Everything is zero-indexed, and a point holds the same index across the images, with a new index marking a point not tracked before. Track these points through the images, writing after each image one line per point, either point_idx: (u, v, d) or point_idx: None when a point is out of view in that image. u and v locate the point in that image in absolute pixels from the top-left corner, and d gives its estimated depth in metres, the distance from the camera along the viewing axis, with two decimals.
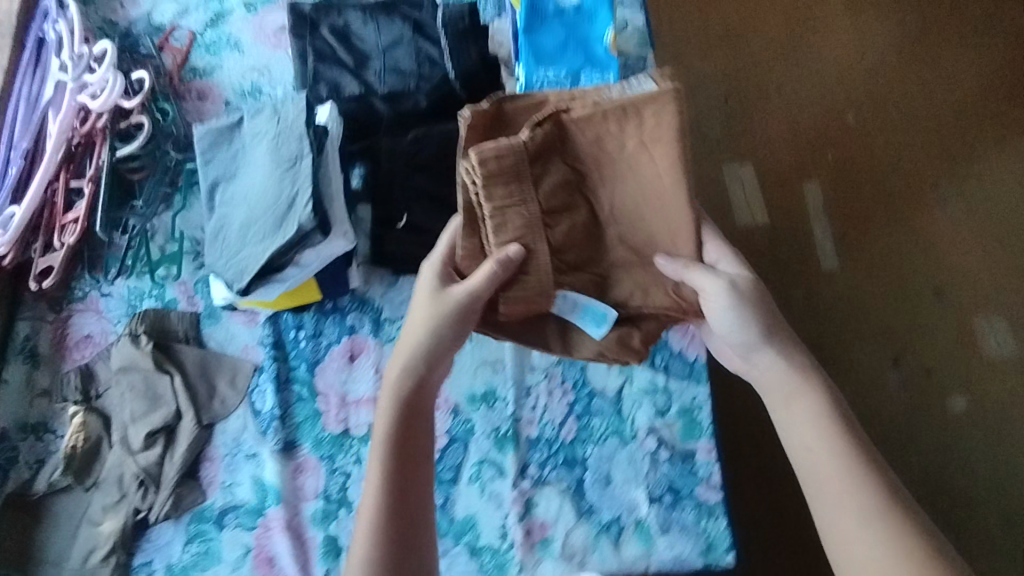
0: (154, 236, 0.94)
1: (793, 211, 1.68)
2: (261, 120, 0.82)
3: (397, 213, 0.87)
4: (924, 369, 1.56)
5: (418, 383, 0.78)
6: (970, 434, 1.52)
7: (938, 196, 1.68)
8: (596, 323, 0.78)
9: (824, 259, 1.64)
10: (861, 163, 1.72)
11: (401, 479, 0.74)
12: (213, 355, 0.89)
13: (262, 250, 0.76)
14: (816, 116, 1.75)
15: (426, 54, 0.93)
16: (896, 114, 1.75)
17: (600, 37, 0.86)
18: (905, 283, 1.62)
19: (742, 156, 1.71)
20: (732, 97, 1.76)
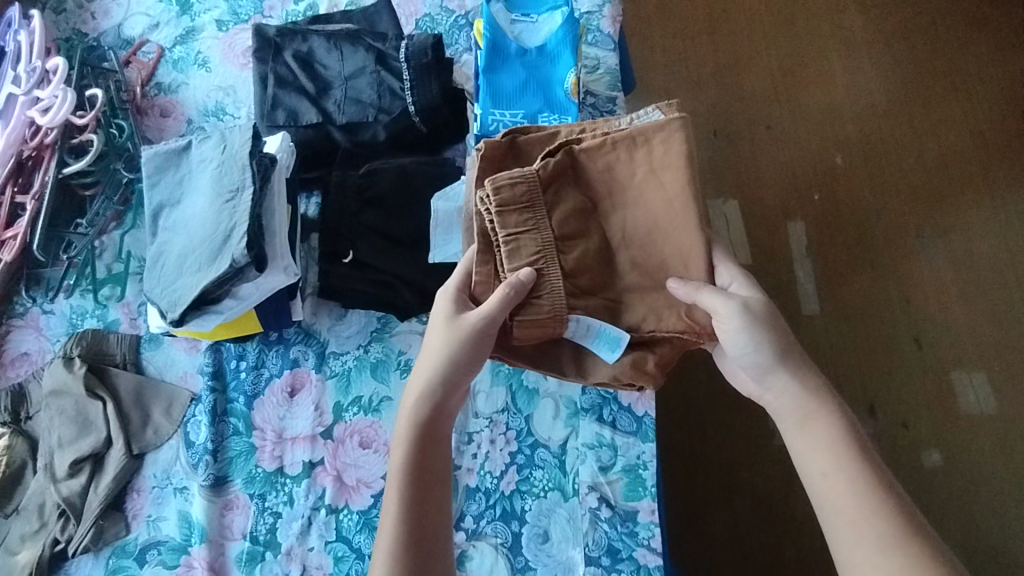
0: (101, 255, 0.93)
1: (777, 252, 1.66)
2: (207, 147, 0.80)
3: (343, 248, 0.85)
4: (900, 421, 1.52)
5: (435, 408, 0.75)
6: (946, 493, 1.46)
7: (922, 245, 1.66)
8: (610, 346, 0.77)
9: (805, 304, 1.61)
10: (846, 206, 1.70)
11: (420, 507, 0.71)
12: (150, 382, 0.86)
13: (196, 282, 0.74)
14: (804, 156, 1.74)
15: (388, 85, 0.91)
16: (885, 158, 1.73)
17: (562, 80, 0.86)
18: (885, 332, 1.59)
19: (728, 192, 1.71)
20: (720, 132, 1.75)
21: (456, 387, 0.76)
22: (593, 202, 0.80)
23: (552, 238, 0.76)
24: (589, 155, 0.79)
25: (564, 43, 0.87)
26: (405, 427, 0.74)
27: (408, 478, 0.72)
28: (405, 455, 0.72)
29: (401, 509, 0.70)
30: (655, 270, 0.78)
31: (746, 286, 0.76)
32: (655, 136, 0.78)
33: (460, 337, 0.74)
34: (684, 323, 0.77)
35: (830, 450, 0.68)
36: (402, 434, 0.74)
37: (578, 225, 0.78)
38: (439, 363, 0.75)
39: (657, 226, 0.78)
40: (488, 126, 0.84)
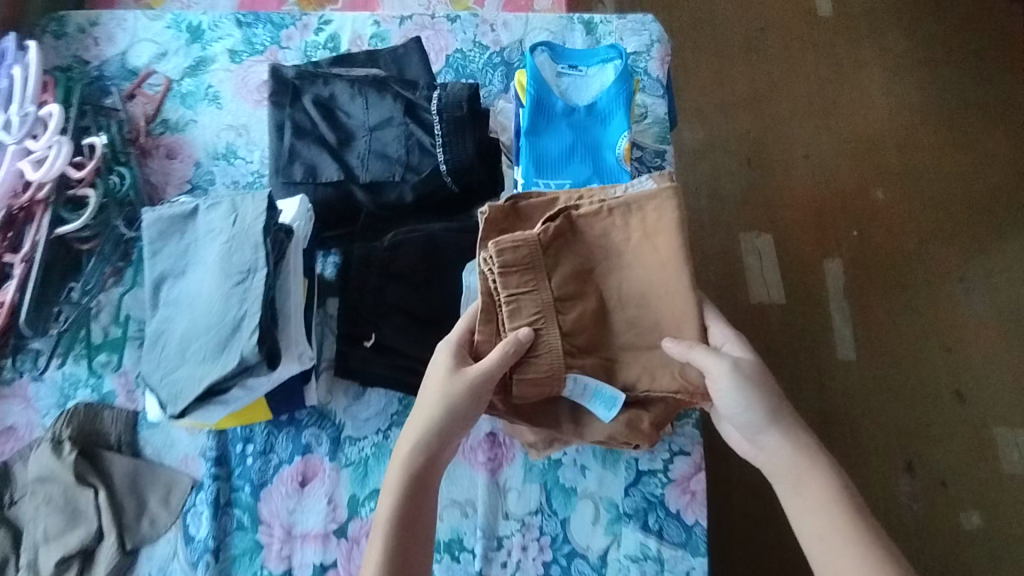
0: (97, 315, 0.84)
1: (812, 295, 1.50)
2: (217, 216, 0.71)
3: (364, 330, 0.75)
4: (938, 479, 1.37)
5: (430, 462, 0.68)
6: (987, 561, 1.32)
7: (965, 288, 1.52)
8: (605, 405, 0.68)
9: (838, 347, 1.47)
10: (885, 244, 1.55)
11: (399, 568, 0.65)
12: (147, 467, 0.78)
13: (201, 375, 0.65)
14: (842, 188, 1.59)
15: (417, 140, 0.82)
16: (928, 194, 1.59)
17: (613, 144, 0.76)
18: (926, 382, 1.44)
19: (761, 225, 1.55)
20: (754, 161, 1.60)
21: (450, 436, 0.68)
22: (588, 264, 0.69)
23: (551, 299, 0.67)
24: (587, 221, 0.69)
25: (616, 101, 0.77)
26: (393, 480, 0.67)
27: (390, 535, 0.65)
28: (391, 510, 0.66)
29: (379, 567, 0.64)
30: (646, 331, 0.69)
31: (737, 343, 0.68)
32: (651, 204, 0.68)
33: (459, 389, 0.66)
34: (677, 383, 0.67)
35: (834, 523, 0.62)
36: (390, 486, 0.67)
37: (575, 288, 0.68)
38: (436, 411, 0.67)
39: (654, 294, 0.68)
40: None
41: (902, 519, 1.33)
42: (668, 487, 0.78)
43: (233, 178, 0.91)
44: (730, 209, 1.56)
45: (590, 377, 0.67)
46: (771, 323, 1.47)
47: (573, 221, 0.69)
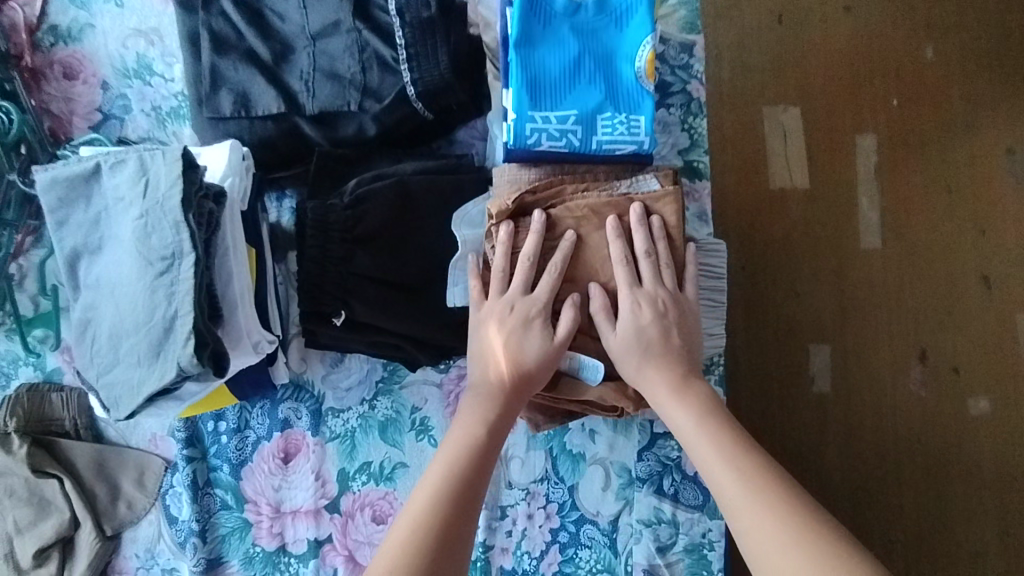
0: (22, 283, 0.73)
1: (842, 177, 1.21)
2: (124, 180, 0.56)
3: (331, 308, 0.63)
4: (951, 365, 1.17)
5: (515, 396, 0.57)
6: (987, 448, 1.15)
7: (1013, 160, 1.21)
8: (589, 370, 0.61)
9: (862, 234, 1.20)
10: (931, 110, 1.22)
11: (470, 505, 0.50)
12: (113, 451, 0.72)
13: (139, 381, 0.55)
14: (891, 38, 1.22)
15: (374, 52, 0.64)
16: (999, 38, 1.22)
17: (632, 56, 0.59)
18: (952, 264, 1.19)
19: (790, 94, 1.22)
20: (788, 15, 1.23)
21: (534, 379, 0.57)
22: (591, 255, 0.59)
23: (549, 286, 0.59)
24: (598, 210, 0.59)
25: None
26: (476, 405, 0.56)
27: (466, 455, 0.53)
28: (473, 439, 0.54)
29: (436, 493, 0.50)
30: None
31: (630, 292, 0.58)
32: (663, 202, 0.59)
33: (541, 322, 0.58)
34: None
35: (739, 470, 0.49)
36: (468, 413, 0.56)
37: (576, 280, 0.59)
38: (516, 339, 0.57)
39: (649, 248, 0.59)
40: (524, 136, 0.57)
41: (909, 412, 1.16)
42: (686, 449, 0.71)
43: (152, 102, 0.74)
44: (752, 78, 1.22)
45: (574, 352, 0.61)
46: (790, 213, 1.19)
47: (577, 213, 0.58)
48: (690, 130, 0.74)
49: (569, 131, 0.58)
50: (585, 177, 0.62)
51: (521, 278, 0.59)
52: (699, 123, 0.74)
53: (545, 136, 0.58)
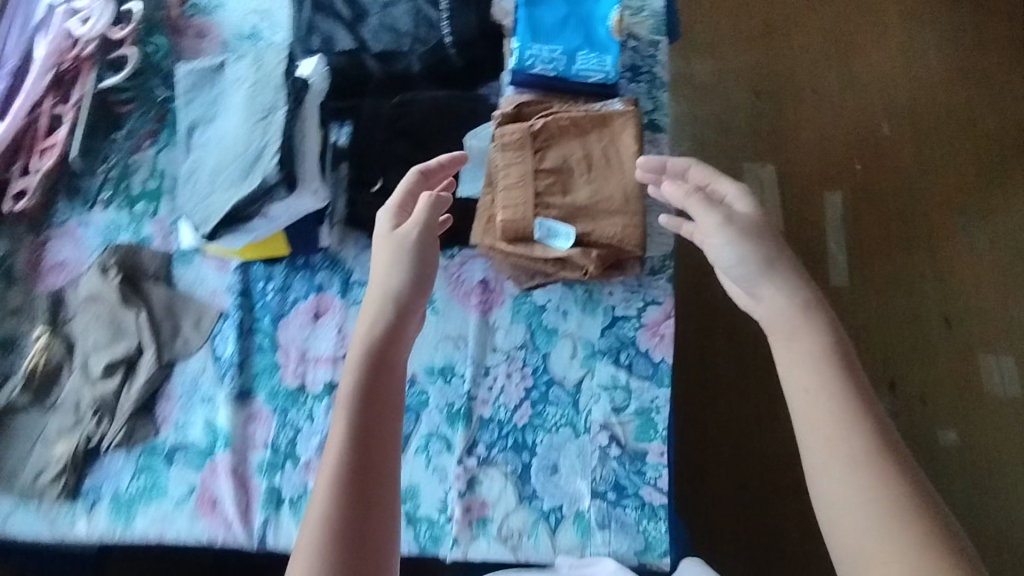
0: (136, 172, 0.93)
1: (811, 227, 1.44)
2: (242, 66, 0.81)
3: (372, 176, 0.87)
4: (921, 398, 1.33)
5: (381, 373, 0.68)
6: (954, 470, 1.29)
7: (967, 221, 1.44)
8: (562, 237, 0.80)
9: (832, 272, 1.41)
10: (894, 181, 1.47)
11: (361, 519, 0.61)
12: (182, 297, 0.89)
13: (229, 197, 0.76)
14: (851, 120, 1.52)
15: (425, 15, 0.90)
16: (943, 127, 1.50)
17: (605, 18, 0.84)
18: (918, 308, 1.39)
19: (763, 155, 1.50)
20: (762, 90, 1.53)
21: (402, 329, 0.71)
22: (568, 150, 0.82)
23: (532, 167, 0.81)
24: (574, 119, 0.82)
25: None
26: (343, 415, 0.66)
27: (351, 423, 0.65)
28: (351, 407, 0.66)
29: (327, 523, 0.60)
30: (607, 201, 0.81)
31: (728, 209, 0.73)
32: (622, 120, 0.83)
33: (392, 311, 0.71)
34: (616, 233, 0.80)
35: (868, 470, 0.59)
36: (341, 409, 0.67)
37: (554, 165, 0.82)
38: (372, 340, 0.69)
39: (612, 149, 0.82)
40: (524, 61, 0.83)
41: None
42: (640, 330, 0.87)
43: None
44: (734, 137, 1.50)
45: (551, 221, 0.80)
46: None
47: (557, 118, 0.82)
48: (653, 98, 0.96)
49: (556, 60, 0.83)
50: (570, 100, 0.85)
51: (384, 247, 0.74)
52: (661, 95, 0.96)
53: (539, 61, 0.83)
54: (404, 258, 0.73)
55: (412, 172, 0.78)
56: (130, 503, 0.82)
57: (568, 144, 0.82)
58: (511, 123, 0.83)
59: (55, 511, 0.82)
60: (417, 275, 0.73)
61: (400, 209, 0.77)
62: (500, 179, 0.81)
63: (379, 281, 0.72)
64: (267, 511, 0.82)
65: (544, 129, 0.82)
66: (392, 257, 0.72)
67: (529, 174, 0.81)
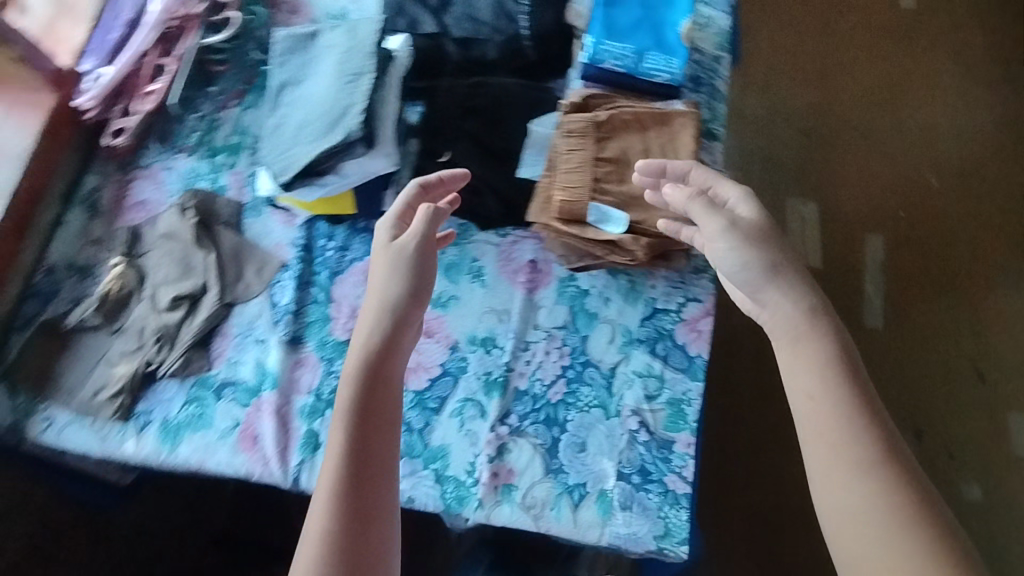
0: (220, 126, 1.01)
1: (849, 268, 1.50)
2: (336, 35, 0.88)
3: (440, 149, 0.92)
4: (946, 450, 1.35)
5: (372, 383, 0.75)
6: (974, 523, 1.29)
7: (1005, 280, 1.49)
8: (615, 221, 0.84)
9: (867, 314, 1.46)
10: (934, 233, 1.53)
11: (360, 526, 0.69)
12: (248, 245, 0.95)
13: (311, 149, 0.82)
14: (898, 172, 1.58)
15: (505, 9, 0.96)
16: (985, 189, 1.57)
17: (676, 24, 0.89)
18: (949, 360, 1.42)
19: (808, 194, 1.56)
20: (813, 134, 1.61)
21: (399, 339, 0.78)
22: (628, 143, 0.87)
23: (592, 155, 0.86)
24: (638, 114, 0.87)
25: None
26: (341, 425, 0.73)
27: (345, 429, 0.73)
28: (346, 414, 0.74)
29: (328, 533, 0.68)
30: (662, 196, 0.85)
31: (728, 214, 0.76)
32: (683, 120, 0.87)
33: (387, 323, 0.77)
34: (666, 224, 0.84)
35: (884, 499, 0.62)
36: (337, 415, 0.74)
37: (613, 156, 0.86)
38: (368, 350, 0.76)
39: (673, 147, 0.86)
40: (597, 54, 0.87)
41: None
42: (678, 324, 0.89)
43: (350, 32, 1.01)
44: (781, 174, 1.57)
45: (605, 205, 0.85)
46: None
47: (621, 111, 0.87)
48: (711, 109, 0.99)
49: (626, 58, 0.88)
50: (636, 97, 0.89)
51: (386, 261, 0.80)
52: (719, 106, 1.00)
53: (610, 57, 0.88)
54: (402, 271, 0.79)
55: (409, 186, 0.84)
56: (178, 429, 0.86)
57: (629, 138, 0.87)
58: (578, 112, 0.88)
59: (108, 427, 0.86)
60: (415, 287, 0.80)
61: (400, 220, 0.83)
62: (562, 162, 0.86)
63: (378, 294, 0.79)
64: (304, 453, 0.85)
65: (608, 121, 0.86)
66: (391, 270, 0.79)
67: (589, 161, 0.86)
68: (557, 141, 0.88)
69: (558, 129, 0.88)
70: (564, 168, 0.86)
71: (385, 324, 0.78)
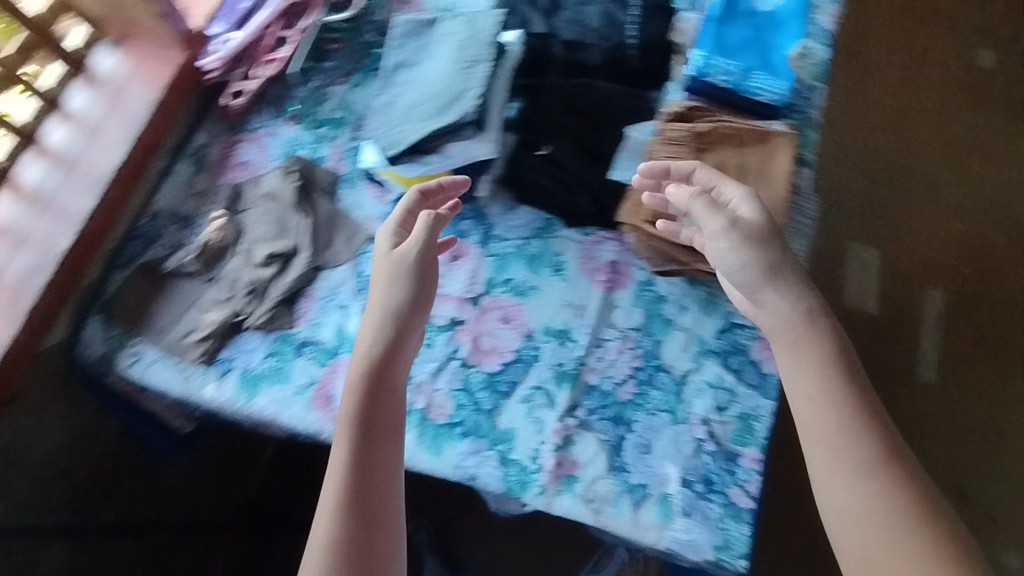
0: (326, 101, 1.05)
1: (905, 319, 1.48)
2: (456, 24, 0.92)
3: (541, 142, 0.96)
4: (989, 515, 1.32)
5: (373, 389, 0.76)
6: None
7: None
8: None
9: (920, 369, 1.44)
10: (998, 293, 1.50)
11: (368, 531, 0.70)
12: (342, 215, 0.98)
13: (422, 128, 0.86)
14: (966, 228, 1.56)
15: (614, 18, 0.99)
16: None
17: (783, 48, 0.92)
18: (1002, 424, 1.39)
19: (871, 240, 1.55)
20: (881, 180, 1.61)
21: (402, 345, 0.79)
22: (725, 156, 0.88)
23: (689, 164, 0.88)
24: (737, 129, 0.88)
25: (795, 17, 0.94)
26: (344, 432, 0.74)
27: (347, 435, 0.74)
28: (349, 420, 0.74)
29: (333, 541, 0.69)
30: None
31: (727, 217, 0.79)
32: (781, 139, 0.88)
33: (389, 329, 0.79)
34: None
35: (878, 498, 0.66)
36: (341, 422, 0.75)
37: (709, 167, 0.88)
38: (370, 357, 0.77)
39: (769, 165, 0.87)
40: (706, 67, 0.90)
41: None
42: (754, 340, 0.90)
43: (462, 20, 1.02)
44: (845, 217, 1.57)
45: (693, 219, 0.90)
46: (857, 328, 1.47)
47: (722, 125, 0.89)
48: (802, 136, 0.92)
49: (734, 74, 0.90)
50: (737, 113, 0.91)
51: (390, 269, 0.81)
52: (810, 134, 0.93)
53: (719, 71, 0.90)
54: (405, 277, 0.81)
55: (411, 191, 0.85)
56: (256, 379, 0.88)
57: (725, 151, 0.88)
58: (678, 121, 0.91)
59: (191, 369, 0.90)
60: (417, 293, 0.81)
61: (401, 226, 0.84)
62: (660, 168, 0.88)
63: (381, 303, 0.80)
64: None
65: (707, 133, 0.89)
66: (393, 278, 0.81)
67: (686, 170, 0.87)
68: (654, 148, 0.90)
69: (657, 137, 0.91)
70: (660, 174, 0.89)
71: (385, 332, 0.79)
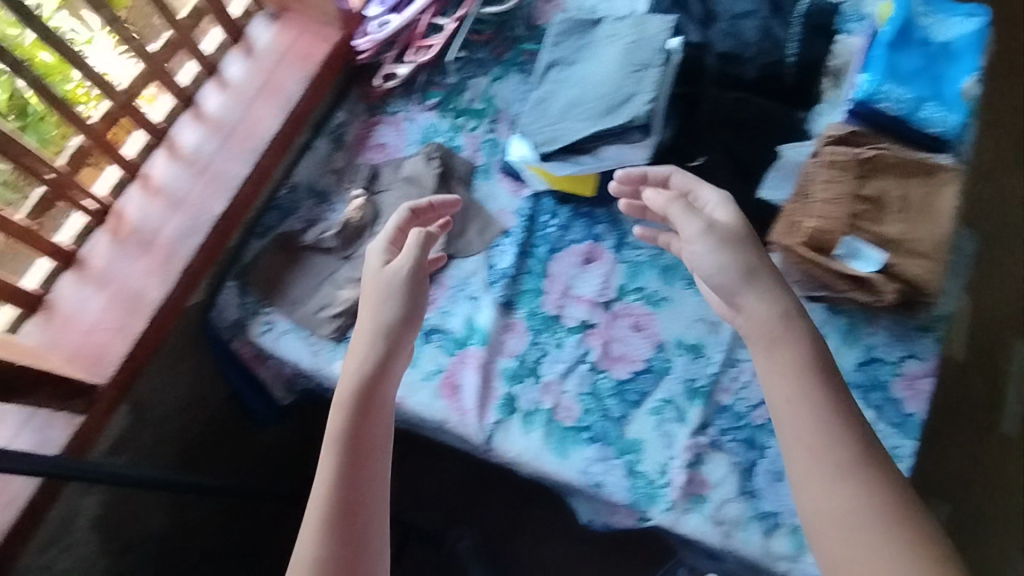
0: (466, 91, 1.05)
1: (996, 371, 1.33)
2: (621, 26, 0.92)
3: (694, 153, 0.93)
4: None
5: (360, 405, 0.74)
6: None
7: None
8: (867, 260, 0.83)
9: (1002, 419, 1.30)
10: None
11: (350, 551, 0.69)
12: (475, 207, 0.99)
13: (585, 128, 0.86)
14: None
15: (774, 33, 0.96)
16: None
17: (957, 80, 0.90)
18: None
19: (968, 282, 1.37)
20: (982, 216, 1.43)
21: (392, 362, 0.77)
22: (888, 185, 0.85)
23: (851, 190, 0.85)
24: (903, 159, 0.86)
25: (969, 50, 0.91)
26: (331, 452, 0.73)
27: (336, 453, 0.73)
28: (337, 437, 0.73)
29: (315, 562, 0.68)
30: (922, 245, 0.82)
31: (704, 223, 0.77)
32: (948, 174, 0.85)
33: (381, 346, 0.77)
34: (920, 270, 0.81)
35: (860, 501, 0.63)
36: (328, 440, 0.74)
37: (871, 195, 0.85)
38: (360, 374, 0.76)
39: (935, 198, 0.84)
40: (876, 93, 0.88)
41: None
42: (896, 378, 0.84)
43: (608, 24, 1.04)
44: None
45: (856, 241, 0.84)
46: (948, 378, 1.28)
47: (886, 152, 0.86)
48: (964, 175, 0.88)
49: (905, 103, 0.88)
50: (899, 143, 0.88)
51: (375, 285, 0.80)
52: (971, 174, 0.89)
53: (888, 99, 0.88)
54: (396, 294, 0.79)
55: (402, 210, 0.87)
56: None
57: (887, 180, 0.86)
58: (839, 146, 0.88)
59: (321, 343, 0.89)
60: (410, 311, 0.79)
61: (392, 243, 0.84)
62: (819, 192, 0.86)
63: (371, 317, 0.79)
64: (501, 414, 0.87)
65: (871, 160, 0.86)
66: (383, 294, 0.79)
67: (846, 197, 0.85)
68: (812, 170, 0.87)
69: (814, 160, 0.88)
70: (818, 197, 0.86)
71: (375, 349, 0.77)
